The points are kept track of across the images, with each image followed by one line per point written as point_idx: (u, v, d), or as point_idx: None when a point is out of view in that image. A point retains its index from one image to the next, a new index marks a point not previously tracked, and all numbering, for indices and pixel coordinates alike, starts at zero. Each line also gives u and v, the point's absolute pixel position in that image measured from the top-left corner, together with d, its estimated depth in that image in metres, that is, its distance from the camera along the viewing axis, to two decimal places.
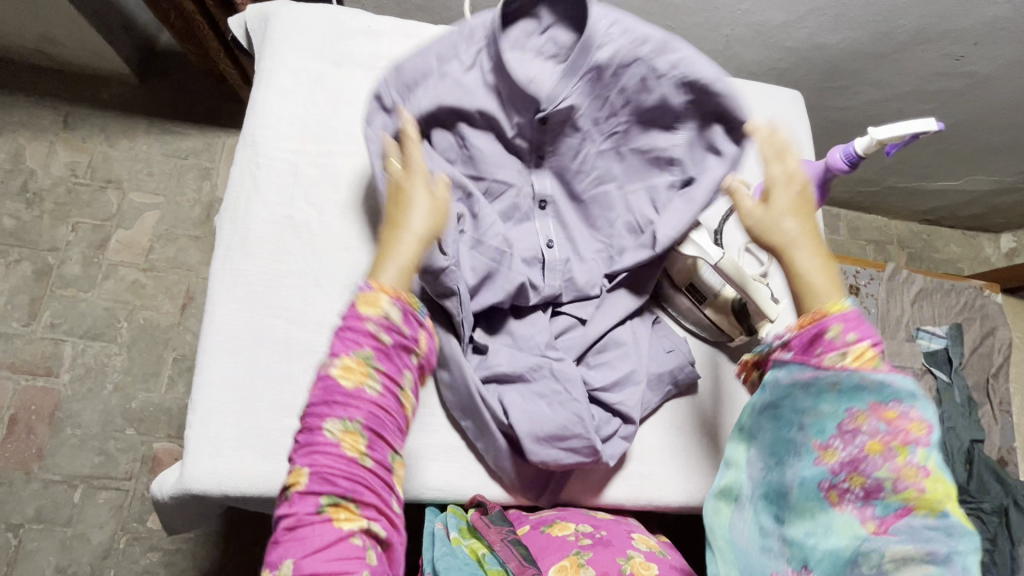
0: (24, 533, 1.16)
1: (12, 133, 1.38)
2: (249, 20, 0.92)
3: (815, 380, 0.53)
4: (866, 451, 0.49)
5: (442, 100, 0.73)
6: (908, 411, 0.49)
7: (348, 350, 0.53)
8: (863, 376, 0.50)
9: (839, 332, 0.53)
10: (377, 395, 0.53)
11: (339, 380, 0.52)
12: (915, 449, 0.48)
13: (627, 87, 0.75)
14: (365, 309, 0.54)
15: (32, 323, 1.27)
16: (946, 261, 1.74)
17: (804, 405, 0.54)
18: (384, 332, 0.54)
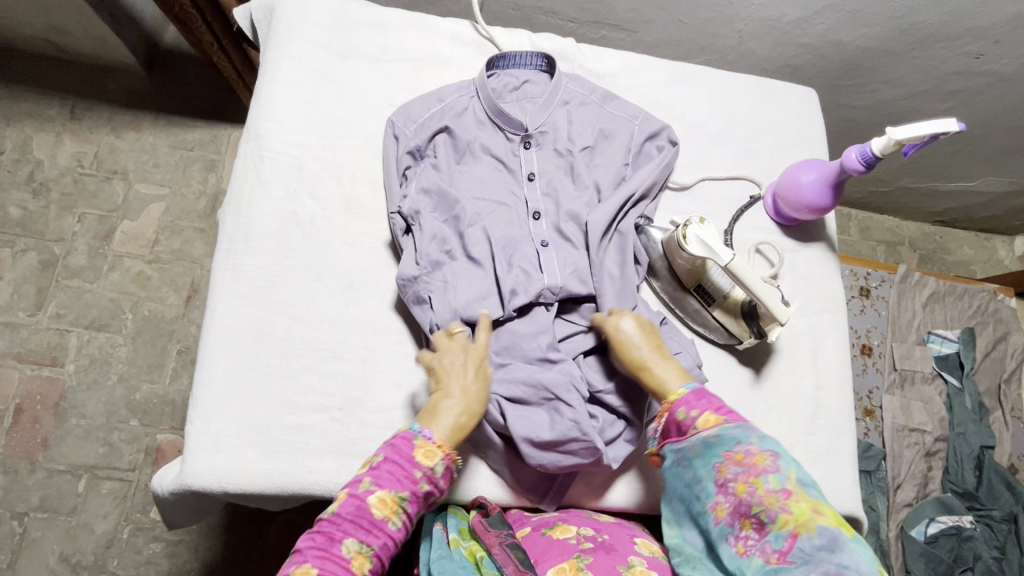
0: (29, 521, 1.17)
1: (19, 123, 1.38)
2: (255, 10, 0.91)
3: (685, 451, 0.63)
4: (738, 494, 0.57)
5: (437, 129, 0.84)
6: (750, 448, 0.59)
7: (393, 486, 0.61)
8: (713, 438, 0.62)
9: (686, 413, 0.65)
10: (397, 530, 0.61)
11: (375, 507, 0.59)
12: (769, 476, 0.56)
13: (590, 115, 0.88)
14: (421, 459, 0.63)
15: (38, 313, 1.28)
16: (958, 264, 1.71)
17: (690, 477, 0.62)
18: (425, 483, 0.62)
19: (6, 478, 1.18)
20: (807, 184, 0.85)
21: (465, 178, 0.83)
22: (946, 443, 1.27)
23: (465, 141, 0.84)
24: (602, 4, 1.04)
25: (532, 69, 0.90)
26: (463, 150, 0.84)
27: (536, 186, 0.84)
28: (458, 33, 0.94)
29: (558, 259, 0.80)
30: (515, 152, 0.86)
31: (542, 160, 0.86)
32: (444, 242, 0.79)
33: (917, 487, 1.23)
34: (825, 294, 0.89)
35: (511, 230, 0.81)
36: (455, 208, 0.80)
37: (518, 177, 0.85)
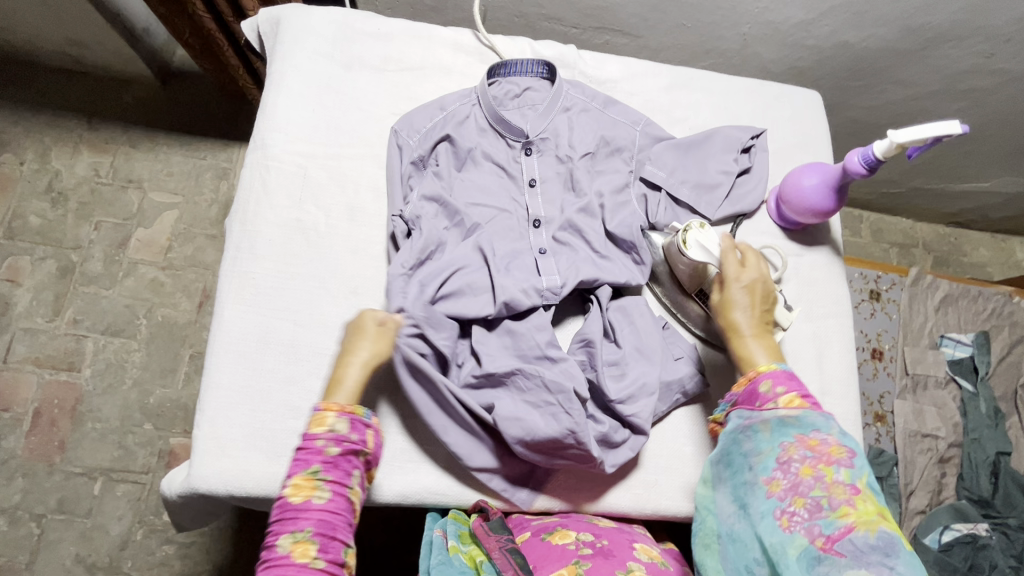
0: (46, 522, 1.19)
1: (39, 134, 1.42)
2: (262, 23, 0.92)
3: (753, 424, 0.64)
4: (801, 476, 0.58)
5: (438, 139, 0.85)
6: (828, 438, 0.59)
7: (297, 470, 0.61)
8: (790, 418, 0.62)
9: (770, 387, 0.65)
10: (326, 501, 0.60)
11: (290, 497, 0.60)
12: (841, 468, 0.57)
13: (594, 121, 0.88)
14: (316, 430, 0.64)
15: (56, 319, 1.31)
16: (974, 266, 1.67)
17: (750, 447, 0.63)
18: (331, 447, 0.63)
19: (26, 480, 1.21)
20: (810, 188, 0.84)
21: (466, 186, 0.84)
22: (960, 448, 1.25)
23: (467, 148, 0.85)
24: (605, 10, 1.05)
25: (534, 77, 0.91)
26: (464, 157, 0.85)
27: (537, 192, 0.85)
28: (460, 41, 0.95)
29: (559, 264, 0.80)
30: (515, 158, 0.87)
31: (542, 166, 0.86)
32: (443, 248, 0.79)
33: (930, 493, 1.21)
34: (829, 298, 0.88)
35: (513, 235, 0.82)
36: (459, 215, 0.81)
37: (520, 184, 0.86)
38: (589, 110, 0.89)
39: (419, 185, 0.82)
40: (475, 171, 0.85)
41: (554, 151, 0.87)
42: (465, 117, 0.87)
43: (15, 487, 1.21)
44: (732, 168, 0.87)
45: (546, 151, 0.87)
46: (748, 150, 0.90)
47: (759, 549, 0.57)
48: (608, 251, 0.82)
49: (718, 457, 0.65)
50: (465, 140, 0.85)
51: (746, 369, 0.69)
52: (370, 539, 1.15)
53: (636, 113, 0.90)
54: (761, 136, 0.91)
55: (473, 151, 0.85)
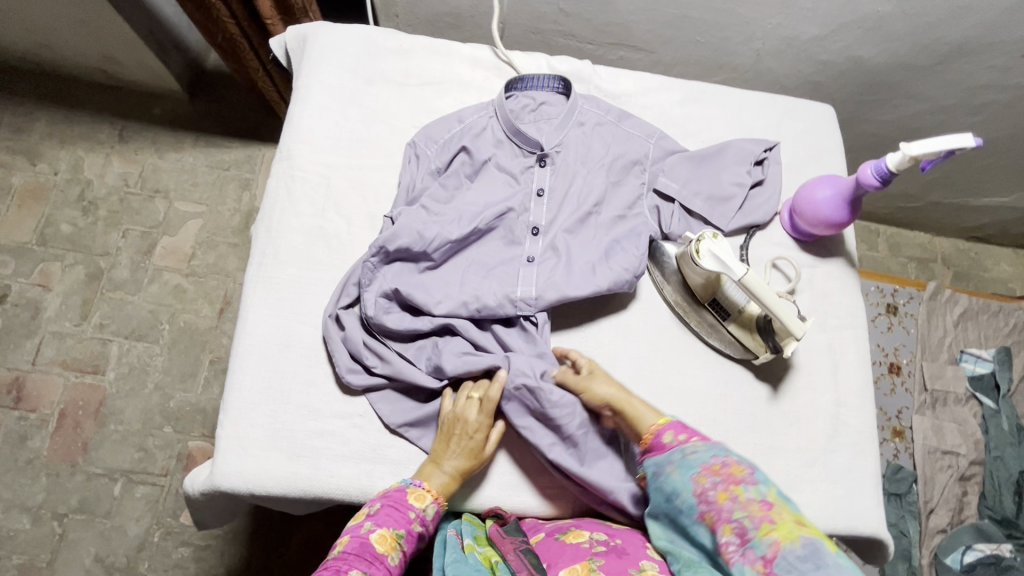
0: (68, 522, 1.22)
1: (73, 145, 1.48)
2: (290, 40, 0.96)
3: (663, 467, 0.64)
4: (719, 501, 0.57)
5: (453, 150, 0.87)
6: (726, 459, 0.60)
7: (389, 523, 0.66)
8: (690, 453, 0.63)
9: (672, 436, 0.65)
10: (395, 566, 0.64)
11: (375, 543, 0.64)
12: (749, 487, 0.57)
13: (608, 135, 0.90)
14: (415, 501, 0.68)
15: (83, 323, 1.35)
16: (996, 281, 1.65)
17: (667, 488, 0.62)
18: (417, 523, 0.68)
19: (49, 480, 1.25)
20: (823, 200, 0.84)
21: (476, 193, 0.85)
22: (982, 466, 1.22)
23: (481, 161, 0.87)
24: (621, 27, 1.08)
25: (549, 91, 0.93)
26: (476, 167, 0.87)
27: (544, 201, 0.86)
28: (478, 57, 0.98)
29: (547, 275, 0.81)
30: (529, 169, 0.89)
31: (555, 177, 0.88)
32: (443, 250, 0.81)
33: (951, 512, 1.19)
34: (843, 310, 0.88)
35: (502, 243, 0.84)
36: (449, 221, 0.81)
37: (527, 192, 0.87)
38: (604, 124, 0.91)
39: (430, 194, 0.84)
40: (484, 179, 0.87)
41: (566, 163, 0.88)
42: (480, 128, 0.89)
43: (39, 486, 1.24)
44: (744, 180, 0.88)
45: (559, 162, 0.88)
46: (760, 163, 0.91)
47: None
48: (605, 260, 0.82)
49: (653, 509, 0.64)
50: (479, 151, 0.87)
51: (644, 430, 0.68)
52: None
53: (653, 128, 0.92)
54: (774, 148, 0.92)
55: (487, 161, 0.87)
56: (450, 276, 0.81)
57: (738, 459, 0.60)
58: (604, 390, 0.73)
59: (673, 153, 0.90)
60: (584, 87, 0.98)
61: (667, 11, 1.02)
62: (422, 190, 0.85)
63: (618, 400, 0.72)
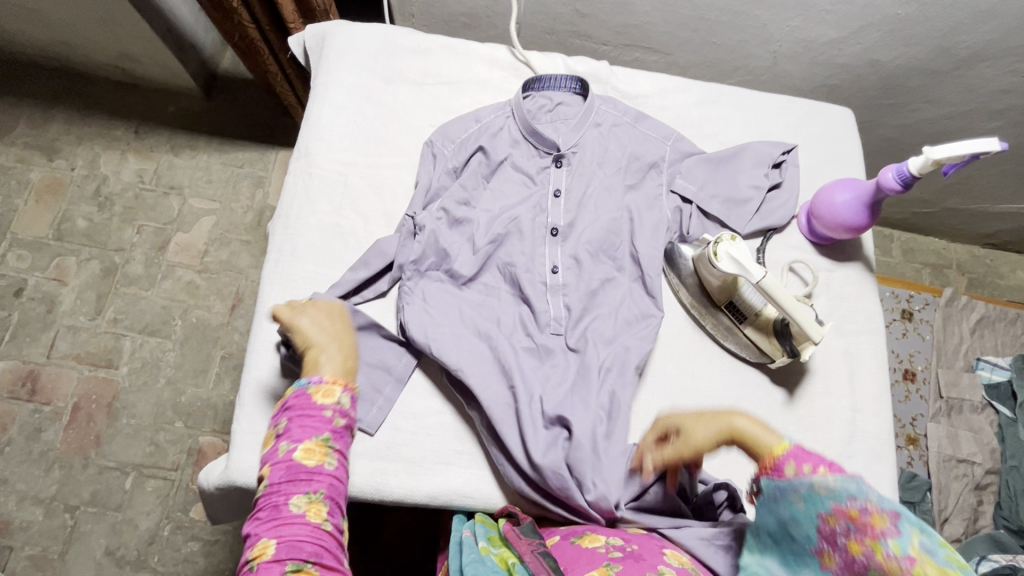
0: (80, 514, 1.23)
1: (89, 142, 1.50)
2: (308, 38, 0.97)
3: (784, 489, 0.53)
4: (852, 554, 0.47)
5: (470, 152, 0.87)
6: (868, 504, 0.46)
7: (308, 434, 0.59)
8: (819, 484, 0.50)
9: (796, 459, 0.56)
10: (335, 470, 0.58)
11: (302, 462, 0.57)
12: (889, 543, 0.44)
13: (625, 135, 0.90)
14: (323, 401, 0.61)
15: (97, 317, 1.37)
16: (1012, 289, 1.63)
17: (784, 516, 0.53)
18: (338, 418, 0.61)
19: (62, 472, 1.26)
20: (843, 204, 0.84)
21: (495, 199, 0.86)
22: (998, 476, 1.20)
23: (503, 167, 0.88)
24: (637, 28, 1.07)
25: (566, 91, 0.93)
26: (497, 172, 0.88)
27: (561, 202, 0.86)
28: (495, 57, 0.98)
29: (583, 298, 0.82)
30: (546, 169, 0.89)
31: (571, 178, 0.88)
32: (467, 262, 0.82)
33: (966, 522, 1.17)
34: (860, 315, 0.87)
35: (535, 259, 0.84)
36: (482, 242, 0.83)
37: (545, 194, 0.87)
38: (621, 124, 0.91)
39: (450, 200, 0.84)
40: (504, 186, 0.87)
41: (583, 168, 0.88)
42: (498, 129, 0.89)
43: (52, 479, 1.25)
44: (762, 183, 0.88)
45: (577, 164, 0.88)
46: (777, 166, 0.91)
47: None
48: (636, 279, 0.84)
49: (761, 531, 0.56)
50: (496, 153, 0.88)
51: None
52: (392, 544, 1.17)
53: (670, 129, 0.91)
54: (792, 151, 0.91)
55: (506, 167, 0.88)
56: (483, 292, 0.82)
57: (883, 505, 0.45)
58: (714, 396, 0.71)
59: (688, 154, 0.90)
60: (601, 89, 0.98)
61: (684, 12, 1.02)
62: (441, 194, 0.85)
63: None
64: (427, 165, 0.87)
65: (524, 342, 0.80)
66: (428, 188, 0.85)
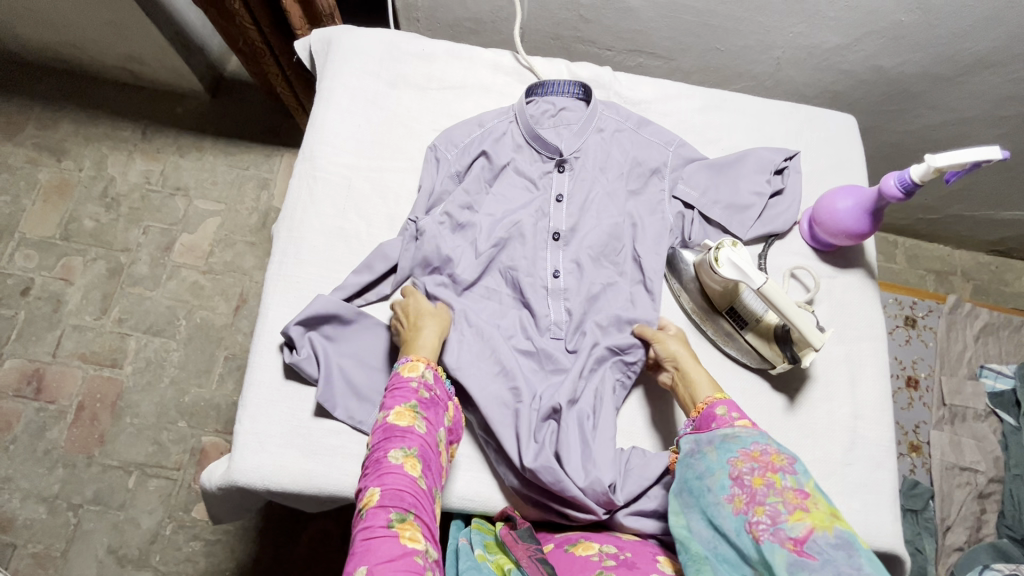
0: (83, 513, 1.24)
1: (97, 143, 1.51)
2: (314, 42, 0.98)
3: (701, 446, 0.66)
4: (757, 489, 0.59)
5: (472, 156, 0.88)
6: (766, 446, 0.61)
7: (399, 401, 0.65)
8: (730, 436, 0.64)
9: (726, 411, 0.67)
10: (425, 432, 0.63)
11: (394, 422, 0.63)
12: (787, 475, 0.58)
13: (627, 141, 0.90)
14: (409, 373, 0.68)
15: (103, 317, 1.38)
16: (1017, 296, 1.62)
17: (702, 470, 0.64)
18: (423, 389, 0.67)
19: (66, 471, 1.27)
20: (844, 210, 0.84)
21: (495, 204, 0.87)
22: (1001, 484, 1.19)
23: (506, 172, 0.89)
24: (640, 34, 1.08)
25: (569, 97, 0.93)
26: (502, 177, 0.88)
27: (563, 206, 0.87)
28: (499, 62, 0.99)
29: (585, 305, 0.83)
30: (548, 174, 0.89)
31: (574, 183, 0.88)
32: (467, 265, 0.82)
33: (969, 530, 1.16)
34: (862, 321, 0.87)
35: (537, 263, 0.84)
36: (484, 246, 0.83)
37: (547, 199, 0.88)
38: (623, 129, 0.91)
39: (451, 203, 0.85)
40: (504, 190, 0.88)
41: (585, 173, 0.89)
42: (501, 133, 0.90)
43: (56, 477, 1.26)
44: (764, 190, 0.88)
45: (579, 169, 0.89)
46: (779, 173, 0.91)
47: (748, 571, 0.56)
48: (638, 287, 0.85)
49: (684, 494, 0.65)
50: (498, 157, 0.88)
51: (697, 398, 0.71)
52: None
53: (673, 135, 0.92)
54: (795, 157, 0.91)
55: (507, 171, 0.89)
56: (483, 295, 0.83)
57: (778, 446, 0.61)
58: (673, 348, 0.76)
59: (690, 160, 0.90)
60: (604, 94, 0.98)
61: (687, 18, 1.02)
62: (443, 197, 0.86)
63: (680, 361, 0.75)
64: (429, 169, 0.87)
65: (524, 346, 0.80)
66: (432, 191, 0.86)
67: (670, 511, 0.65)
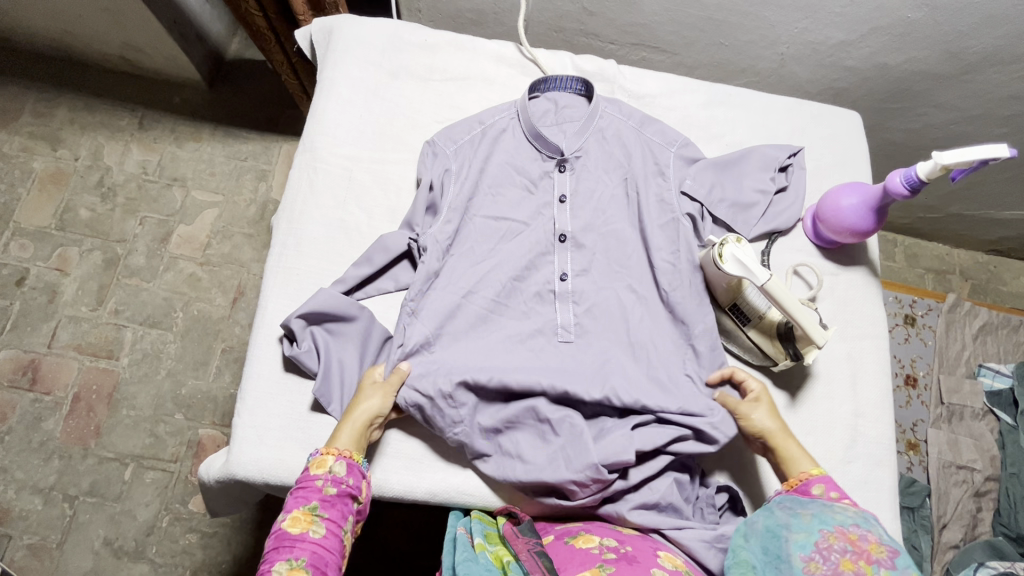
0: (79, 504, 1.24)
1: (93, 132, 1.50)
2: (315, 32, 0.96)
3: (795, 504, 0.66)
4: (841, 568, 0.57)
5: (471, 154, 0.87)
6: (868, 534, 0.60)
7: (298, 503, 0.64)
8: (831, 511, 0.63)
9: (823, 491, 0.68)
10: (320, 537, 0.63)
11: (288, 528, 0.63)
12: (881, 570, 0.56)
13: (629, 140, 0.89)
14: (317, 471, 0.67)
15: (99, 308, 1.37)
16: (1015, 296, 1.62)
17: (785, 522, 0.64)
18: (330, 486, 0.66)
19: (61, 462, 1.26)
20: (849, 208, 0.84)
21: (498, 203, 0.86)
22: (998, 483, 1.20)
23: (505, 174, 0.87)
24: (644, 27, 1.07)
25: (570, 93, 0.93)
26: (503, 179, 0.87)
27: (567, 207, 0.86)
28: (503, 54, 0.97)
29: (594, 310, 0.81)
30: (548, 174, 0.88)
31: (576, 182, 0.87)
32: (467, 266, 0.81)
33: (965, 527, 1.17)
34: (864, 319, 0.87)
35: (540, 269, 0.83)
36: (486, 255, 0.82)
37: (550, 199, 0.87)
38: (625, 127, 0.90)
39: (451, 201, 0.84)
40: (506, 188, 0.87)
41: (586, 173, 0.88)
42: (502, 132, 0.89)
43: (52, 468, 1.26)
44: (767, 187, 0.88)
45: (580, 169, 0.88)
46: (784, 169, 0.90)
47: None
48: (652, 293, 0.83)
49: (756, 527, 0.65)
50: (495, 157, 0.88)
51: (792, 473, 0.71)
52: (390, 540, 1.18)
53: (679, 133, 0.90)
54: (799, 154, 0.91)
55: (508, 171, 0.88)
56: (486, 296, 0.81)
57: (882, 540, 0.59)
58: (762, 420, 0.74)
59: (695, 156, 0.89)
60: (608, 89, 0.97)
61: (692, 12, 1.01)
62: (443, 194, 0.84)
63: (774, 434, 0.73)
64: (427, 164, 0.86)
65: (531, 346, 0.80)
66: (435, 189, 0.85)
67: (735, 534, 0.66)
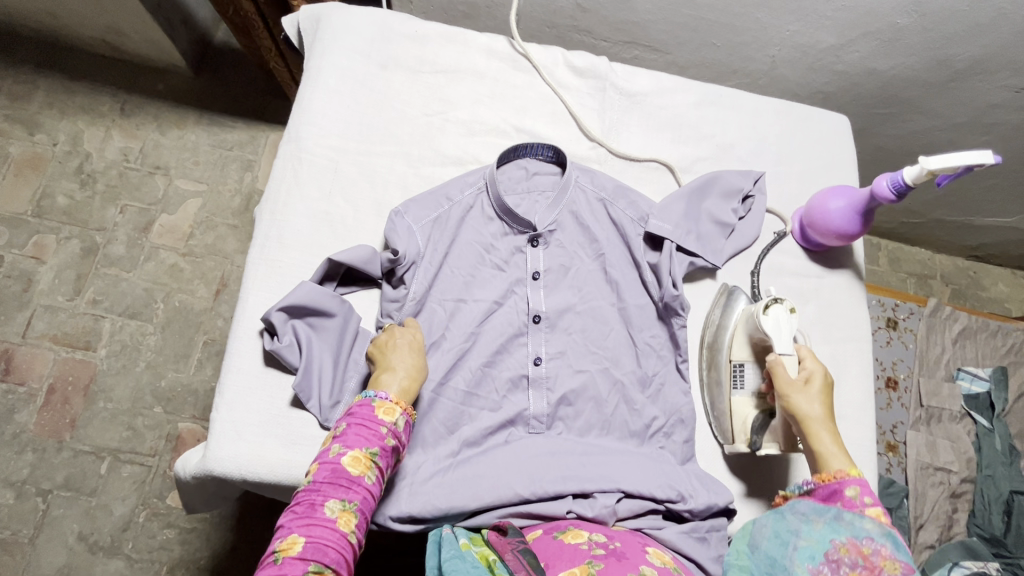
0: (52, 498, 1.20)
1: (72, 117, 1.45)
2: (303, 19, 0.94)
3: (812, 510, 0.68)
4: None
5: (440, 236, 0.83)
6: (880, 548, 0.62)
7: (360, 444, 0.63)
8: (843, 519, 0.65)
9: (858, 495, 0.67)
10: (372, 485, 0.62)
11: (348, 468, 0.61)
12: None
13: (604, 211, 0.87)
14: (386, 417, 0.65)
15: (76, 298, 1.33)
16: (993, 301, 1.65)
17: (798, 529, 0.67)
18: (392, 437, 0.65)
19: (35, 455, 1.23)
20: (836, 211, 0.84)
21: (468, 282, 0.83)
22: (974, 484, 1.23)
23: (473, 254, 0.85)
24: (637, 25, 1.06)
25: (542, 160, 0.90)
26: (472, 259, 0.84)
27: (540, 286, 0.84)
28: (494, 47, 0.96)
29: (567, 399, 0.80)
30: (520, 249, 0.86)
31: (548, 258, 0.86)
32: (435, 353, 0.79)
33: (941, 528, 1.20)
34: (848, 323, 0.88)
35: (512, 354, 0.82)
36: (457, 341, 0.80)
37: (523, 277, 0.85)
38: (598, 198, 0.88)
39: (417, 284, 0.80)
40: (477, 266, 0.84)
41: (559, 250, 0.87)
42: (472, 207, 0.86)
43: (24, 462, 1.22)
44: (727, 219, 0.87)
45: (552, 245, 0.87)
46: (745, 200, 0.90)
47: None
48: (630, 374, 0.82)
49: (764, 531, 0.69)
50: (463, 237, 0.85)
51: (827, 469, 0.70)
52: (372, 536, 1.16)
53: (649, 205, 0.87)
54: (760, 181, 0.90)
55: (478, 249, 0.85)
56: (454, 385, 0.78)
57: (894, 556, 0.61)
58: (810, 407, 0.73)
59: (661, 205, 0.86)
60: (600, 88, 0.97)
61: (686, 11, 1.01)
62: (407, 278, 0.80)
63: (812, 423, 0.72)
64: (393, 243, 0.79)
65: (499, 437, 0.78)
66: (402, 260, 0.78)
67: (744, 530, 0.71)
